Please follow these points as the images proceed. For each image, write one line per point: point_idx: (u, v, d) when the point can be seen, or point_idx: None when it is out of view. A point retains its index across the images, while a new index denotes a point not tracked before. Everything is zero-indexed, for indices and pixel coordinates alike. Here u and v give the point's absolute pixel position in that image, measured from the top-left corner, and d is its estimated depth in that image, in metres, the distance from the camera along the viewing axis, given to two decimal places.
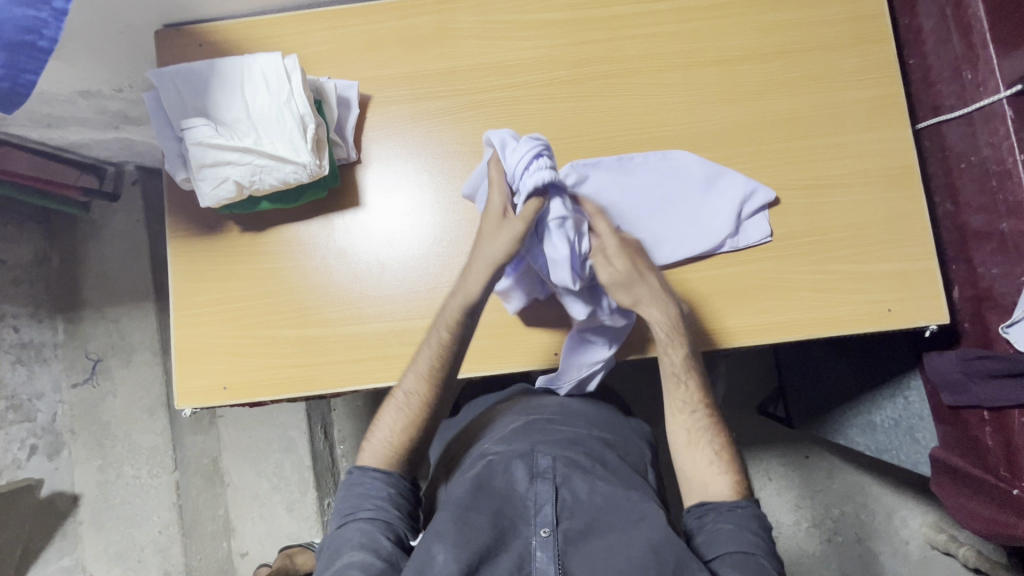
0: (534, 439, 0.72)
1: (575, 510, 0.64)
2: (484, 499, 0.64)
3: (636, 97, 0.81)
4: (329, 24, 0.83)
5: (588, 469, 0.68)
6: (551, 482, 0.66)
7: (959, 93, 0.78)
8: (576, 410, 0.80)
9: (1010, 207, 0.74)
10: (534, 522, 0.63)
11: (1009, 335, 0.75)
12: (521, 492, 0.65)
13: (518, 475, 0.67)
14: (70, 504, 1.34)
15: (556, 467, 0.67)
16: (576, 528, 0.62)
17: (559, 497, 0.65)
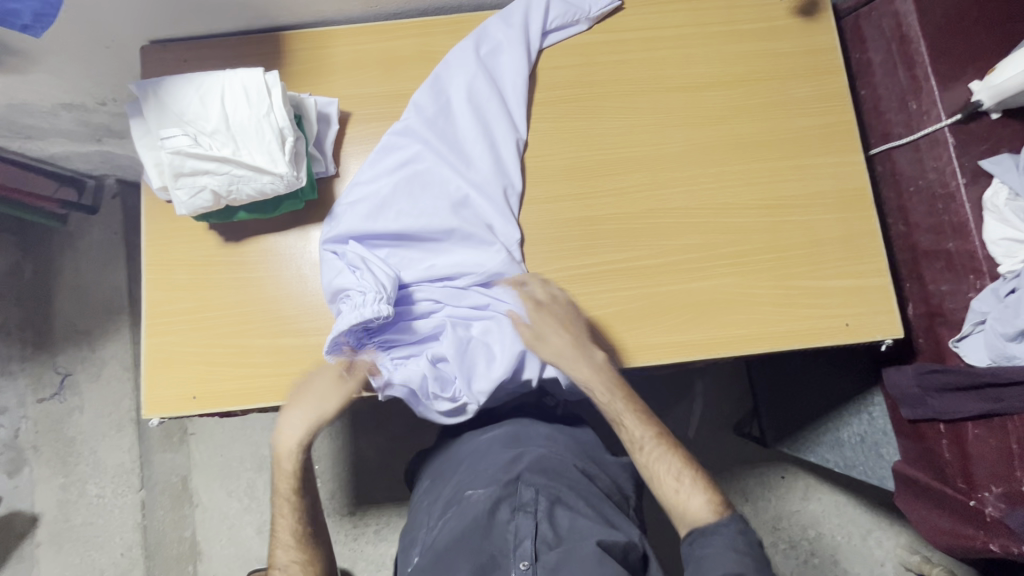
0: (521, 468, 0.73)
1: (552, 543, 0.67)
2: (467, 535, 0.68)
3: (607, 120, 0.85)
4: (313, 44, 0.87)
5: (573, 504, 0.70)
6: (534, 517, 0.68)
7: (907, 122, 0.83)
8: (562, 438, 0.81)
9: (956, 227, 0.78)
10: (513, 555, 0.66)
11: (960, 350, 0.78)
12: (504, 526, 0.68)
13: (502, 508, 0.69)
14: (28, 524, 1.29)
15: (540, 501, 0.69)
16: (552, 562, 0.65)
17: (539, 532, 0.67)
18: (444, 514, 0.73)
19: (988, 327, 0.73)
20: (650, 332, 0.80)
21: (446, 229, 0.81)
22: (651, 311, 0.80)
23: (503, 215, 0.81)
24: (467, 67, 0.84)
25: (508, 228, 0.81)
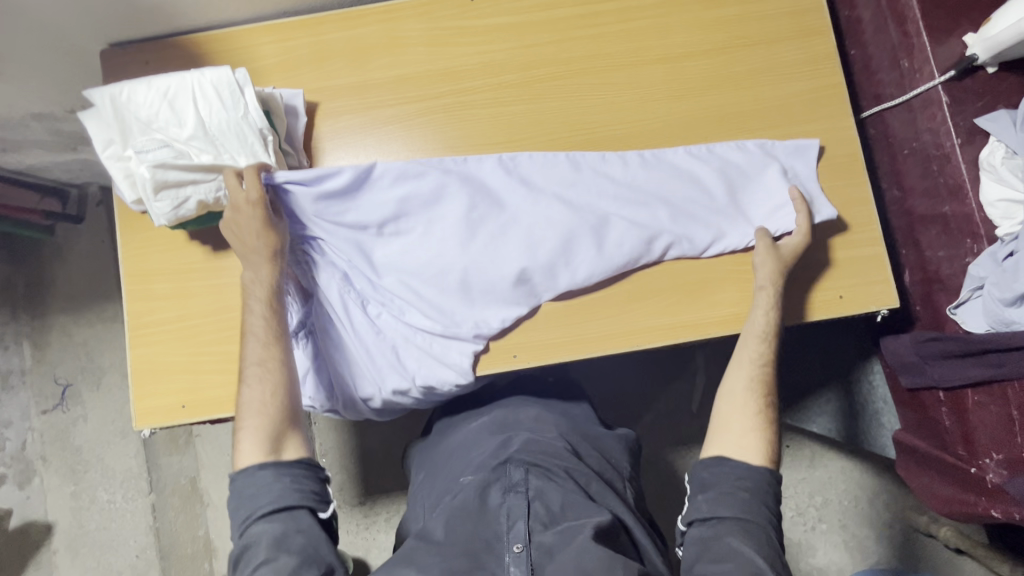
0: (510, 453, 0.73)
1: (547, 523, 0.65)
2: (458, 520, 0.66)
3: (584, 98, 0.82)
4: (276, 38, 0.83)
5: (563, 480, 0.70)
6: (524, 496, 0.67)
7: (899, 81, 0.79)
8: (550, 420, 0.80)
9: (951, 190, 0.75)
10: (507, 538, 0.64)
11: (957, 316, 0.76)
12: (495, 508, 0.67)
13: (492, 492, 0.69)
14: (43, 532, 1.31)
15: (529, 480, 0.69)
16: (548, 542, 0.64)
17: (531, 511, 0.66)
18: (436, 507, 0.72)
19: (986, 292, 0.71)
20: (639, 316, 0.78)
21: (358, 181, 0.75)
22: (639, 295, 0.78)
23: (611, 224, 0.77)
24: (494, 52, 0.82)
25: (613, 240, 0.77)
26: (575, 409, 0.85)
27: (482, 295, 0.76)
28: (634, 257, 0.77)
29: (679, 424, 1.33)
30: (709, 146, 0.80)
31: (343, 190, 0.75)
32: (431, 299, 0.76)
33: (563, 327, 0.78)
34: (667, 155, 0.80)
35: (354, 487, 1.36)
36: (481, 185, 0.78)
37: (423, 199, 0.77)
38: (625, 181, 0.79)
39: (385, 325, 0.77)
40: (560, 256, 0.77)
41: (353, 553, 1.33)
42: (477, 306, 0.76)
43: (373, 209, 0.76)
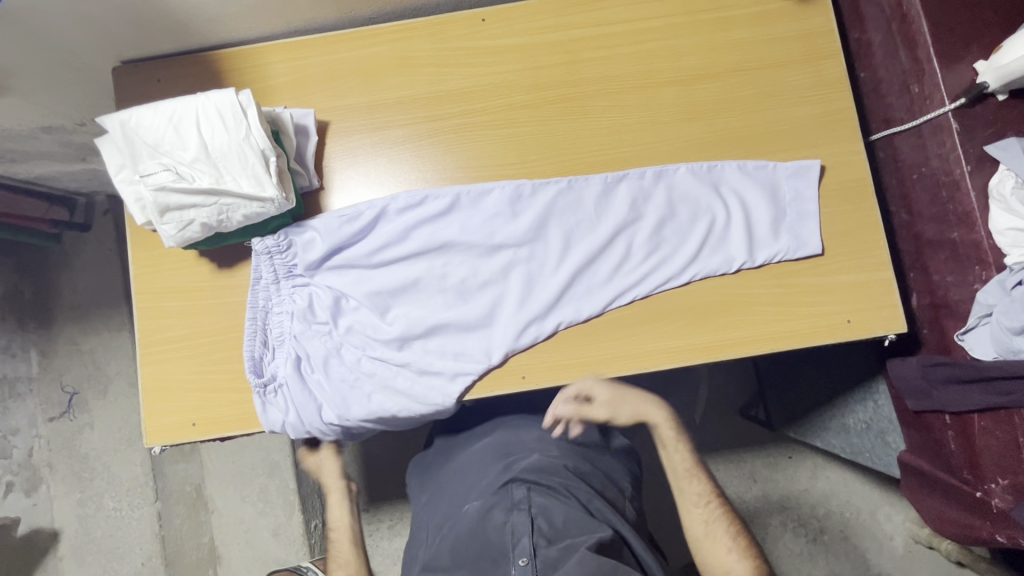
0: (513, 472, 0.74)
1: (552, 539, 0.65)
2: (464, 546, 0.67)
3: (594, 120, 0.82)
4: (288, 57, 0.84)
5: (565, 497, 0.70)
6: (527, 512, 0.67)
7: (909, 106, 0.80)
8: (551, 442, 0.81)
9: (960, 217, 0.76)
10: (513, 553, 0.64)
11: (965, 343, 0.76)
12: (499, 525, 0.67)
13: (495, 510, 0.69)
14: (50, 539, 1.32)
15: (531, 497, 0.70)
16: (553, 555, 0.63)
17: (535, 526, 0.66)
18: (442, 532, 0.73)
19: (994, 320, 0.72)
20: (648, 338, 0.78)
21: (362, 208, 0.79)
22: (648, 317, 0.79)
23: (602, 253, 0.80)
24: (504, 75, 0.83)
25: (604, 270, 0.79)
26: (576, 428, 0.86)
27: (478, 324, 0.79)
28: (624, 288, 0.79)
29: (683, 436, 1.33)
30: (709, 164, 0.81)
31: (346, 225, 0.79)
32: (430, 328, 0.78)
33: (570, 349, 0.78)
34: (669, 175, 0.81)
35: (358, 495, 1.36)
36: (482, 209, 0.81)
37: (423, 222, 0.80)
38: (623, 211, 0.80)
39: (380, 350, 0.79)
40: (553, 283, 0.79)
41: None
42: (473, 335, 0.79)
43: (373, 231, 0.80)
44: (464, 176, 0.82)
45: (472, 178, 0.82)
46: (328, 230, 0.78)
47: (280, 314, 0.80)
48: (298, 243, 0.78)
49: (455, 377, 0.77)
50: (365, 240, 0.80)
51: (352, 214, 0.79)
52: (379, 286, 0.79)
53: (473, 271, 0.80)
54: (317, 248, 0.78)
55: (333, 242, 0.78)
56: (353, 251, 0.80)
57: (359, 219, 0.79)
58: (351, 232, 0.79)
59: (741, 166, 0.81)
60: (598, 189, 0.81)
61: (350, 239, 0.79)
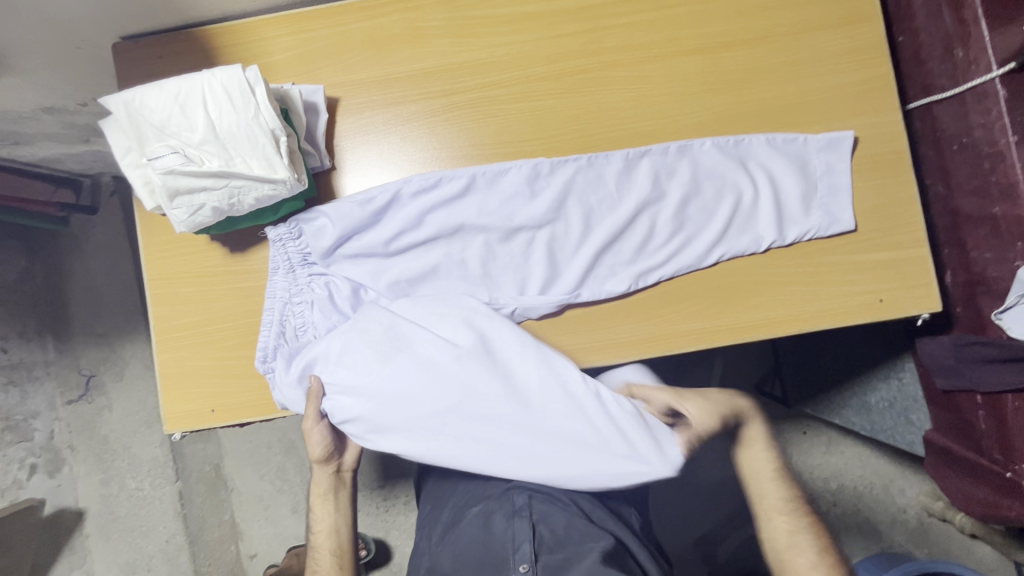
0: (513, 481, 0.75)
1: (552, 545, 0.66)
2: (467, 556, 0.68)
3: (617, 92, 0.78)
4: (293, 30, 0.80)
5: (566, 504, 0.71)
6: (528, 520, 0.68)
7: (951, 72, 0.75)
8: None
9: (1003, 190, 0.72)
10: (513, 559, 0.65)
11: (1002, 322, 0.73)
12: (501, 532, 0.68)
13: (496, 519, 0.70)
14: (76, 518, 1.35)
15: (532, 504, 0.70)
16: (554, 565, 0.64)
17: (536, 533, 0.67)
18: (444, 539, 0.74)
19: None
20: (672, 320, 0.76)
21: (374, 194, 0.76)
22: (672, 298, 0.77)
23: (624, 236, 0.77)
24: (522, 46, 0.79)
25: (626, 252, 0.77)
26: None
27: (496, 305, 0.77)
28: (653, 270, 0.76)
29: None
30: (737, 138, 0.77)
31: (358, 211, 0.76)
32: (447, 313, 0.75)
33: (592, 332, 0.77)
34: (693, 149, 0.77)
35: (373, 472, 1.38)
36: (498, 191, 0.77)
37: (437, 206, 0.77)
38: (643, 190, 0.77)
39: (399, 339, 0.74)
40: (574, 266, 0.77)
41: (373, 534, 1.36)
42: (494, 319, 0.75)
43: (386, 216, 0.77)
44: (480, 154, 0.79)
45: (488, 156, 0.79)
46: (340, 217, 0.75)
47: (301, 305, 0.77)
48: (310, 232, 0.76)
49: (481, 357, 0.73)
50: (378, 227, 0.77)
51: (364, 198, 0.76)
52: (398, 274, 0.77)
53: (491, 255, 0.78)
54: (329, 235, 0.76)
55: (345, 229, 0.76)
56: (367, 238, 0.77)
57: (372, 206, 0.76)
58: (364, 218, 0.76)
59: (770, 140, 0.77)
60: (619, 166, 0.77)
61: (363, 225, 0.76)
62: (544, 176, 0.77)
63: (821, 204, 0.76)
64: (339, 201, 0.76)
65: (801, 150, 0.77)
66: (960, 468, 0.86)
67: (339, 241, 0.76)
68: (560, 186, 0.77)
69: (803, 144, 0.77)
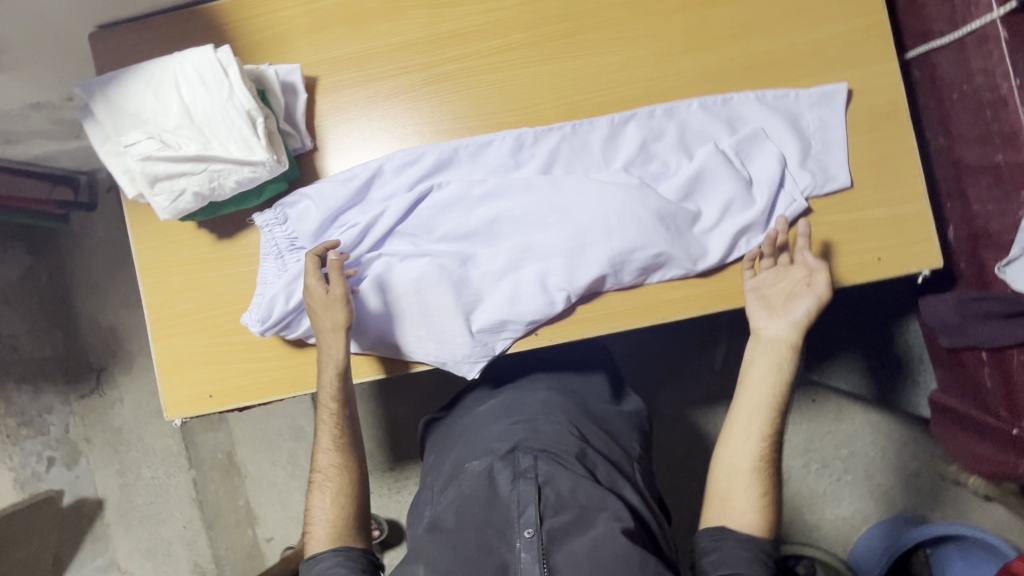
0: (518, 438, 0.71)
1: (557, 508, 0.63)
2: (469, 513, 0.64)
3: (600, 55, 0.76)
4: (268, 9, 0.78)
5: (573, 464, 0.67)
6: (534, 481, 0.65)
7: (950, 16, 0.71)
8: (558, 403, 0.77)
9: (1005, 138, 0.69)
10: (518, 523, 0.62)
11: (1006, 276, 0.69)
12: (503, 493, 0.65)
13: (500, 479, 0.66)
14: (95, 508, 1.39)
15: (538, 465, 0.66)
16: (558, 527, 0.62)
17: (541, 496, 0.64)
18: (445, 492, 0.71)
19: None
20: (664, 288, 0.75)
21: (355, 173, 0.76)
22: None
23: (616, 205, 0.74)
24: (502, 12, 0.76)
25: (625, 215, 0.72)
26: (586, 385, 0.83)
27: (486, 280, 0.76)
28: (647, 246, 0.72)
29: (705, 383, 1.29)
30: (725, 96, 0.75)
31: (340, 192, 0.75)
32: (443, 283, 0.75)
33: (585, 303, 0.76)
34: (680, 111, 0.75)
35: (383, 455, 1.39)
36: (480, 164, 0.76)
37: (420, 182, 0.76)
38: (629, 155, 0.75)
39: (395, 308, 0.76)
40: (563, 238, 0.74)
41: (386, 516, 1.38)
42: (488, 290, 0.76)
43: (368, 195, 0.77)
44: (464, 126, 0.77)
45: (472, 128, 0.77)
46: (323, 198, 0.75)
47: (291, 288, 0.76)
48: (294, 215, 0.76)
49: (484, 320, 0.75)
50: (362, 206, 0.77)
51: (346, 179, 0.75)
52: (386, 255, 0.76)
53: (477, 230, 0.76)
54: (313, 217, 0.75)
55: (328, 209, 0.75)
56: (350, 219, 0.76)
57: (355, 185, 0.75)
58: (347, 197, 0.75)
59: (760, 97, 0.74)
60: (604, 132, 0.75)
61: (347, 205, 0.76)
62: (527, 148, 0.76)
63: (815, 161, 0.74)
64: (322, 182, 0.76)
65: (794, 105, 0.74)
66: (969, 427, 0.85)
67: (324, 222, 0.75)
68: (546, 156, 0.76)
69: (795, 100, 0.74)
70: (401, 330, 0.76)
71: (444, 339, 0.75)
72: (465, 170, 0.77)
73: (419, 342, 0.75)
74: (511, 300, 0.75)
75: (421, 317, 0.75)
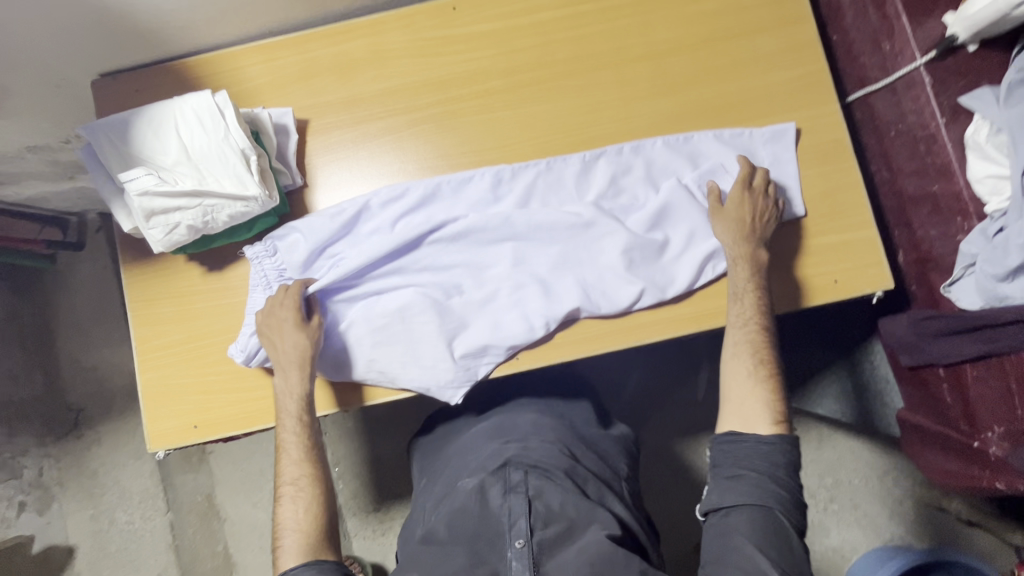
0: (509, 454, 0.71)
1: (546, 519, 0.65)
2: (461, 526, 0.66)
3: (571, 99, 0.83)
4: (263, 59, 0.84)
5: (563, 479, 0.69)
6: (524, 496, 0.66)
7: (882, 64, 0.80)
8: (548, 424, 0.77)
9: (939, 170, 0.76)
10: (508, 535, 0.64)
11: (952, 294, 0.77)
12: (494, 506, 0.67)
13: (491, 492, 0.68)
14: (65, 556, 1.33)
15: (529, 479, 0.68)
16: (548, 539, 0.64)
17: (532, 509, 0.66)
18: (438, 508, 0.72)
19: (979, 269, 0.72)
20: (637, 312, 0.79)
21: (342, 207, 0.80)
22: None
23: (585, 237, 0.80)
24: (480, 61, 0.83)
25: (596, 245, 0.79)
26: (573, 408, 0.84)
27: (468, 308, 0.79)
28: (619, 274, 0.78)
29: (687, 411, 1.31)
30: (686, 135, 0.81)
31: (328, 225, 0.79)
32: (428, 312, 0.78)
33: (564, 327, 0.79)
34: (645, 148, 0.81)
35: (368, 494, 1.37)
36: (462, 199, 0.81)
37: (405, 215, 0.81)
38: (602, 188, 0.81)
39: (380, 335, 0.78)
40: (539, 268, 0.79)
41: (370, 559, 1.35)
42: (470, 318, 0.79)
43: (355, 229, 0.80)
44: (446, 164, 0.83)
45: (453, 165, 0.83)
46: (311, 232, 0.79)
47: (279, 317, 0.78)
48: (282, 247, 0.79)
49: (465, 347, 0.78)
50: (349, 239, 0.80)
51: (333, 214, 0.79)
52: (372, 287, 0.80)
53: (462, 262, 0.80)
54: (301, 250, 0.79)
55: (316, 242, 0.79)
56: (337, 250, 0.80)
57: (342, 219, 0.79)
58: (335, 231, 0.79)
59: (717, 136, 0.81)
60: (577, 168, 0.81)
61: (334, 238, 0.80)
62: (504, 184, 0.81)
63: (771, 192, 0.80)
64: (310, 217, 0.79)
65: (748, 142, 0.81)
66: (938, 443, 0.88)
67: (311, 254, 0.79)
68: (524, 190, 0.81)
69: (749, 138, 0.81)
70: (383, 357, 0.78)
71: (427, 364, 0.78)
72: (444, 203, 0.81)
73: (403, 369, 0.78)
74: (492, 326, 0.78)
75: (403, 344, 0.78)
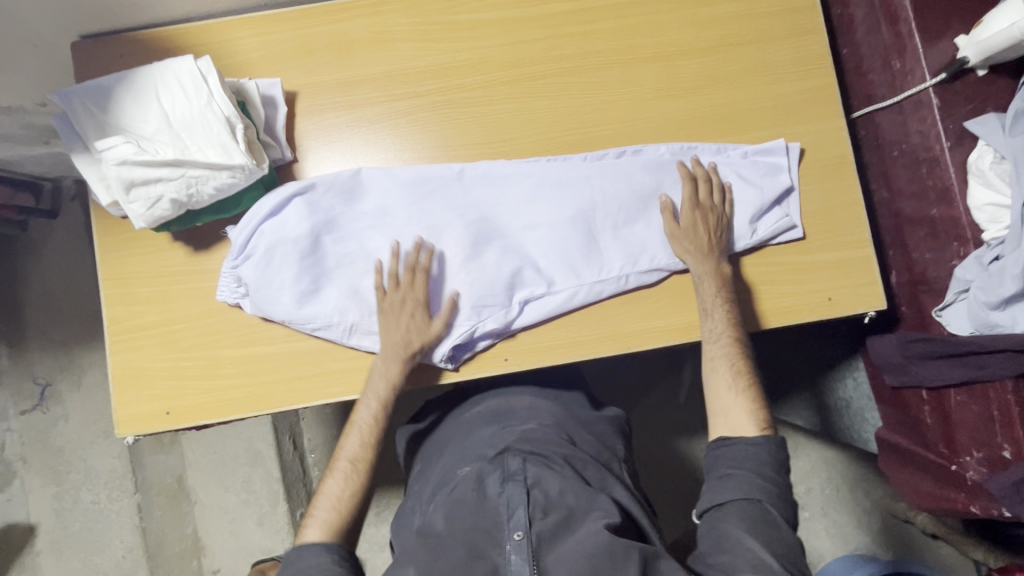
0: (508, 443, 0.71)
1: (545, 510, 0.63)
2: (458, 516, 0.63)
3: (576, 96, 0.80)
4: (257, 32, 0.80)
5: (561, 468, 0.68)
6: (523, 483, 0.64)
7: (890, 82, 0.79)
8: (543, 410, 0.79)
9: (939, 193, 0.76)
10: (507, 526, 0.61)
11: (943, 318, 0.77)
12: (491, 496, 0.64)
13: (489, 483, 0.65)
14: (26, 534, 1.29)
15: (526, 468, 0.66)
16: (547, 530, 0.61)
17: (530, 498, 0.63)
18: (433, 499, 0.70)
19: (972, 296, 0.73)
20: (630, 319, 0.77)
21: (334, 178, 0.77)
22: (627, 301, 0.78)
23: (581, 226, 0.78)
24: (485, 51, 0.81)
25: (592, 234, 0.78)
26: (569, 397, 0.84)
27: (461, 280, 0.77)
28: (613, 259, 0.77)
29: (671, 416, 1.31)
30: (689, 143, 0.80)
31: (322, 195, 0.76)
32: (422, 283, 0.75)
33: (555, 329, 0.77)
34: (649, 151, 0.79)
35: None
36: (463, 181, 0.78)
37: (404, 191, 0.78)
38: (611, 177, 0.79)
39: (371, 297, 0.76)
40: (531, 250, 0.78)
41: None
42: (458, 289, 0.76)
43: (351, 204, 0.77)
44: (443, 154, 0.80)
45: (450, 157, 0.80)
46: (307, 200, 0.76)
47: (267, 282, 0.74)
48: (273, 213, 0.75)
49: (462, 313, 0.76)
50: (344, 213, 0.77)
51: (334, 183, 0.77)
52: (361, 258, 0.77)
53: (455, 243, 0.77)
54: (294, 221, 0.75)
55: (315, 208, 0.76)
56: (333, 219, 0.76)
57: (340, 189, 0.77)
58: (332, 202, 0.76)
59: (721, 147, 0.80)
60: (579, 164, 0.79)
61: (331, 208, 0.76)
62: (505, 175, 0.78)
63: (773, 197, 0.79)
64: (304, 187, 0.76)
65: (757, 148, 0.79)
66: (916, 463, 0.86)
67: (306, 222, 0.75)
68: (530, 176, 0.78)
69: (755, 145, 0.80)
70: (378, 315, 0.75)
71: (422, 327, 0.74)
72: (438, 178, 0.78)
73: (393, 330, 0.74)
74: (484, 296, 0.76)
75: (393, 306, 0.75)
